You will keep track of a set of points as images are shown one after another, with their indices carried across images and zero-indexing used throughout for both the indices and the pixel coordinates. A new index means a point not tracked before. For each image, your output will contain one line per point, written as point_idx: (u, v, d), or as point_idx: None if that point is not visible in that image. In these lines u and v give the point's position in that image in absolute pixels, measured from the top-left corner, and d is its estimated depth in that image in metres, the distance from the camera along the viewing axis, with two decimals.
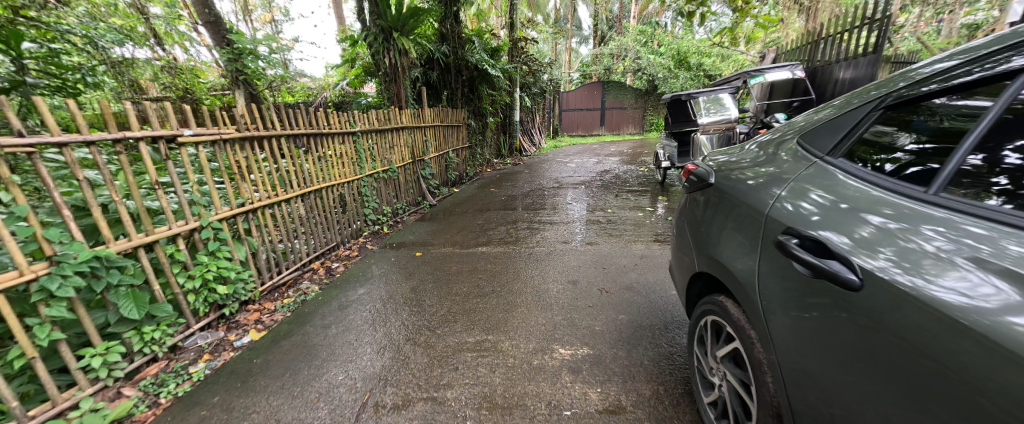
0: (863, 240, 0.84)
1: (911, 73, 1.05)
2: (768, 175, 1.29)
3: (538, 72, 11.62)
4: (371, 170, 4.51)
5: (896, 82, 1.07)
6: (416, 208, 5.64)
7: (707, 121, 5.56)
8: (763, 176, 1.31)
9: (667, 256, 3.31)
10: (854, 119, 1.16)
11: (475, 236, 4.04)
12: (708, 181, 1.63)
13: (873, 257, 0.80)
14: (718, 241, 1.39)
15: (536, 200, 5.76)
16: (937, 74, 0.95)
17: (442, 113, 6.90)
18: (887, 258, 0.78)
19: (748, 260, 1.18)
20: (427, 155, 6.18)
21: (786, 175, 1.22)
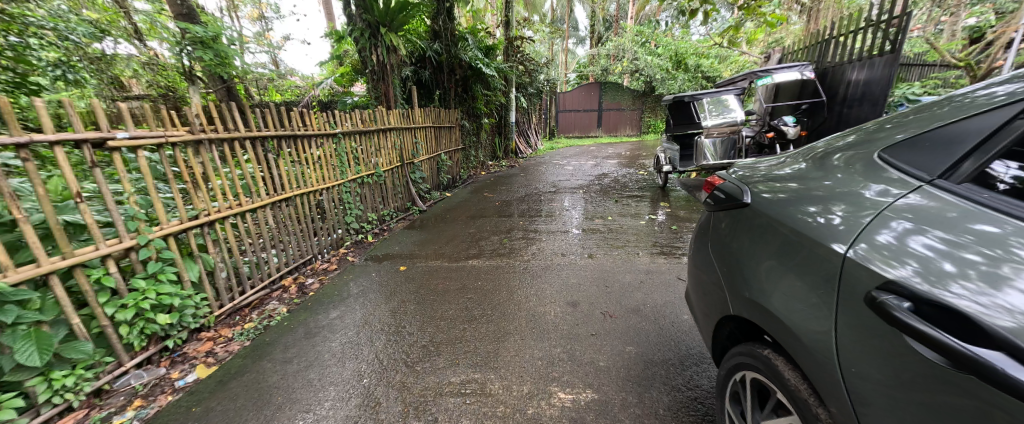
0: (882, 246, 0.83)
1: (952, 99, 1.03)
2: (789, 190, 1.19)
3: (534, 72, 11.35)
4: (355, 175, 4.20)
5: (941, 106, 1.04)
6: (404, 213, 5.33)
7: (711, 123, 5.32)
8: (783, 191, 1.21)
9: (674, 271, 3.03)
10: (878, 137, 1.14)
11: (466, 247, 3.73)
12: (743, 200, 1.32)
13: (894, 266, 0.78)
14: (749, 275, 1.19)
15: (532, 206, 5.46)
16: (978, 101, 0.95)
17: (434, 113, 6.58)
18: (911, 268, 0.76)
19: (786, 294, 1.02)
20: (418, 158, 5.87)
21: (814, 191, 1.11)
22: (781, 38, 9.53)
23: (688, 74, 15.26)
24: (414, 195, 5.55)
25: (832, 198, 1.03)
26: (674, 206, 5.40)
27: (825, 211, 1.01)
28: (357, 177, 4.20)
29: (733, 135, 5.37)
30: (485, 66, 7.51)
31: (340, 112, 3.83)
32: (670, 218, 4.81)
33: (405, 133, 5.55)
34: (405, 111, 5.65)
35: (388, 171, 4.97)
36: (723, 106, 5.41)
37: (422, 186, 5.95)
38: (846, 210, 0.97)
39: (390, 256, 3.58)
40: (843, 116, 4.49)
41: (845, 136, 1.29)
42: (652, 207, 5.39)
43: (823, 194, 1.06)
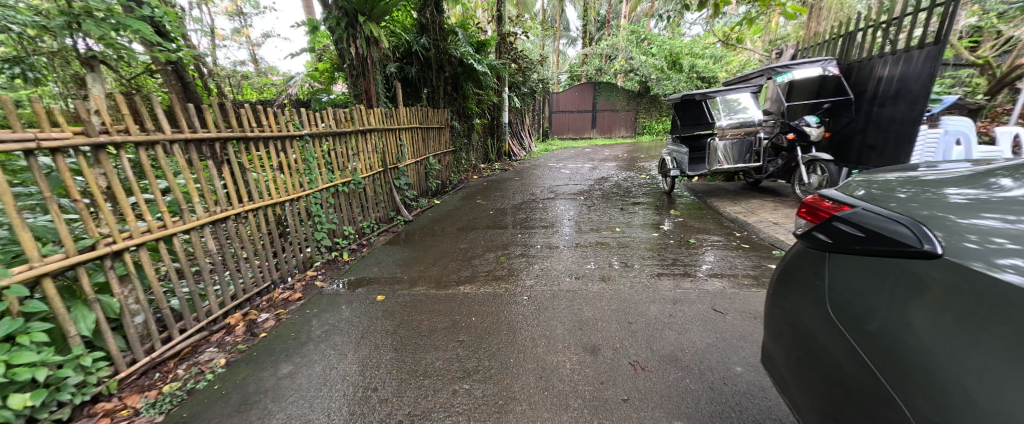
0: (972, 252, 0.77)
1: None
2: (856, 206, 1.10)
3: (527, 71, 10.84)
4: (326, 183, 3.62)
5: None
6: (387, 224, 4.75)
7: (727, 124, 4.88)
8: (848, 206, 1.12)
9: (706, 299, 2.54)
10: (952, 177, 1.08)
11: (457, 268, 3.19)
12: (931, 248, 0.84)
13: (995, 269, 0.72)
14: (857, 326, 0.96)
15: (530, 216, 4.93)
16: None
17: (420, 113, 6.01)
18: (1015, 271, 0.69)
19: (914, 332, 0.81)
20: (402, 162, 5.29)
21: (886, 207, 1.02)
22: (784, 36, 9.18)
23: (681, 74, 15.24)
24: (398, 203, 4.98)
25: (908, 212, 0.95)
26: (685, 214, 4.93)
27: (909, 226, 0.91)
28: (330, 185, 3.63)
29: (748, 136, 4.95)
30: (477, 62, 6.97)
31: (305, 110, 3.25)
32: (684, 228, 4.33)
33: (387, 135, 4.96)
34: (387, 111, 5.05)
35: (367, 178, 4.39)
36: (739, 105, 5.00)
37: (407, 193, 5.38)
38: (925, 224, 0.89)
39: (367, 280, 3.03)
40: (871, 116, 4.09)
41: (908, 175, 1.23)
42: (662, 215, 4.91)
43: (897, 209, 0.98)
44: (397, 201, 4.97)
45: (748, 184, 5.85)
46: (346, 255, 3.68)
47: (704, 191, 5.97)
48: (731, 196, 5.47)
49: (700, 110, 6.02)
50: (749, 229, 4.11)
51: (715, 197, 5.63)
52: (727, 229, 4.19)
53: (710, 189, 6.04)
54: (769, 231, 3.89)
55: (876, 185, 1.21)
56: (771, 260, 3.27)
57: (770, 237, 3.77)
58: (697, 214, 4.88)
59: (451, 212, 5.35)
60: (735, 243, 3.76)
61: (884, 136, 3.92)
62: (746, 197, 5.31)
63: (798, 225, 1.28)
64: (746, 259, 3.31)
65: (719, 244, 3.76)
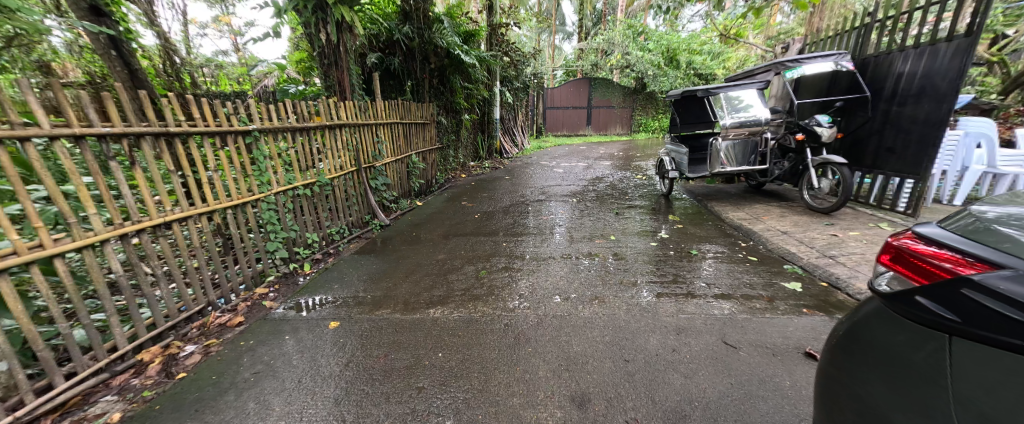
0: None
1: None
2: (959, 245, 0.85)
3: (520, 65, 10.44)
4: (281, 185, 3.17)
5: None
6: (360, 230, 4.33)
7: (731, 122, 4.43)
8: (948, 245, 0.87)
9: (715, 328, 2.17)
10: None
11: (430, 286, 2.80)
12: None
13: None
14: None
15: (518, 221, 4.55)
16: None
17: (401, 107, 5.58)
18: None
19: None
20: (380, 161, 4.86)
21: (1002, 252, 0.78)
22: (787, 31, 8.87)
23: (678, 71, 15.24)
24: (373, 206, 4.56)
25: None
26: (684, 220, 4.57)
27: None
28: (286, 188, 3.19)
29: (754, 136, 4.53)
30: (465, 54, 6.57)
31: (252, 101, 2.81)
32: (684, 236, 3.97)
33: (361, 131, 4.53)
34: (363, 104, 4.61)
35: (336, 179, 3.96)
36: (745, 101, 4.54)
37: (385, 194, 4.95)
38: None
39: (324, 300, 2.63)
40: (889, 115, 3.75)
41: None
42: (660, 221, 4.55)
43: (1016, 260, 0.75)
44: (372, 203, 4.54)
45: (751, 188, 5.50)
46: (306, 267, 3.27)
47: (704, 194, 5.62)
48: (733, 199, 5.12)
49: (700, 108, 5.66)
50: (755, 238, 3.76)
51: (716, 200, 5.28)
52: (731, 238, 3.82)
53: (710, 191, 5.69)
54: (778, 241, 3.54)
55: (1000, 213, 0.93)
56: (784, 276, 2.91)
57: (779, 248, 3.41)
58: (698, 219, 4.52)
59: (433, 215, 4.94)
60: (741, 254, 3.40)
61: (905, 138, 3.58)
62: (749, 201, 4.96)
63: (882, 277, 0.97)
64: (755, 274, 2.95)
65: (724, 255, 3.40)
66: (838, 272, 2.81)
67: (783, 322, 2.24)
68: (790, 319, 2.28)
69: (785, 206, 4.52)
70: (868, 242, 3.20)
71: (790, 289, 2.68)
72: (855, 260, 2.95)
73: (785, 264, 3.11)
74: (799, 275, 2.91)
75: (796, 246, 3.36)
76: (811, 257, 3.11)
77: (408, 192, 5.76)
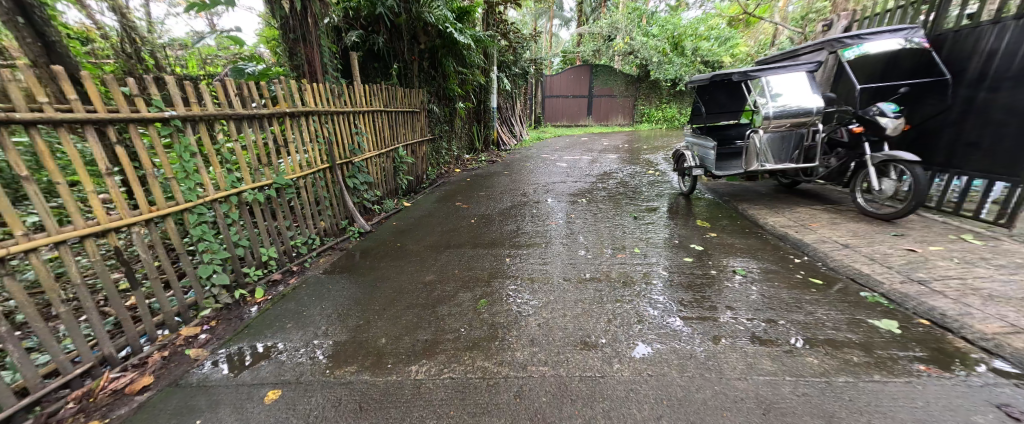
0: None
1: None
2: None
3: (518, 49, 9.66)
4: (217, 190, 2.42)
5: None
6: (334, 239, 3.62)
7: (773, 112, 3.77)
8: None
9: (818, 405, 1.52)
10: None
11: (412, 326, 2.13)
12: None
13: None
14: None
15: (520, 228, 3.87)
16: None
17: (385, 94, 4.84)
18: None
19: None
20: (359, 156, 4.13)
21: None
22: (808, 13, 8.24)
23: (683, 58, 14.70)
24: (351, 209, 3.85)
25: None
26: (715, 226, 3.92)
27: None
28: (225, 194, 2.44)
29: (799, 127, 3.85)
30: (459, 33, 5.81)
31: (170, 78, 2.06)
32: (720, 248, 3.33)
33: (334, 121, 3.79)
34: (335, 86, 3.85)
35: (300, 179, 3.22)
36: (792, 86, 3.84)
37: (366, 193, 4.24)
38: None
39: (268, 349, 1.95)
40: (973, 103, 3.11)
41: None
42: (687, 228, 3.90)
43: None
44: (348, 206, 3.82)
45: (784, 186, 4.86)
46: (258, 293, 2.56)
47: (730, 194, 4.97)
48: (766, 201, 4.48)
49: (726, 95, 5.00)
50: (808, 252, 3.12)
51: (745, 202, 4.62)
52: (778, 251, 3.19)
53: (736, 191, 5.04)
54: (841, 258, 2.90)
55: None
56: (867, 308, 2.27)
57: (845, 267, 2.77)
58: (731, 226, 3.88)
59: (422, 219, 4.24)
60: (798, 274, 2.77)
61: (997, 131, 2.93)
62: (786, 203, 4.31)
63: None
64: (828, 304, 2.32)
65: (778, 275, 2.75)
66: (940, 306, 2.18)
67: (904, 391, 1.59)
68: (910, 385, 1.63)
69: (831, 210, 3.89)
70: (961, 262, 2.57)
71: (884, 330, 2.04)
72: (954, 287, 2.33)
73: (860, 291, 2.48)
74: (885, 307, 2.28)
75: (867, 265, 2.73)
76: (893, 281, 2.48)
77: (394, 191, 5.04)
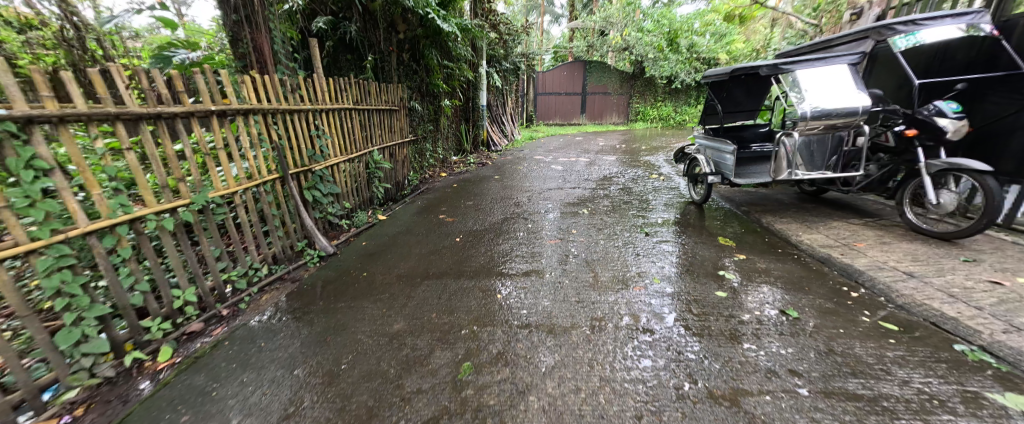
0: None
1: None
2: None
3: (509, 42, 9.04)
4: (94, 219, 1.72)
5: None
6: (288, 265, 2.92)
7: (813, 113, 3.20)
8: None
9: None
10: None
11: (364, 416, 1.50)
12: None
13: None
14: None
15: (515, 250, 3.23)
16: None
17: (353, 89, 4.14)
18: None
19: None
20: (321, 162, 3.43)
21: None
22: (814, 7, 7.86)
23: (679, 54, 14.32)
24: (311, 228, 3.16)
25: None
26: (741, 245, 3.38)
27: None
28: (107, 224, 1.74)
29: (839, 130, 3.30)
30: (443, 20, 5.10)
31: None
32: (755, 274, 2.77)
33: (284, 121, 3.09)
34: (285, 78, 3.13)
35: (236, 195, 2.52)
36: (831, 81, 3.27)
37: (332, 207, 3.58)
38: None
39: None
40: None
41: None
42: (709, 247, 3.34)
43: None
44: (307, 224, 3.13)
45: (809, 195, 4.36)
46: (162, 355, 1.86)
47: (749, 203, 4.43)
48: (792, 213, 3.95)
49: (743, 92, 4.53)
50: (864, 283, 2.58)
51: (769, 213, 4.09)
52: (828, 281, 2.64)
53: (755, 199, 4.51)
54: (911, 293, 2.36)
55: None
56: (974, 372, 1.72)
57: (920, 306, 2.23)
58: (760, 246, 3.33)
59: (398, 236, 3.57)
60: (863, 315, 2.22)
61: None
62: (817, 216, 3.78)
63: None
64: (923, 366, 1.76)
65: (838, 317, 2.20)
66: None
67: None
68: None
69: (874, 226, 3.37)
70: None
71: (1018, 413, 1.48)
72: None
73: (953, 342, 1.93)
74: (998, 371, 1.72)
75: (949, 304, 2.19)
76: (993, 330, 1.94)
77: (368, 202, 4.37)
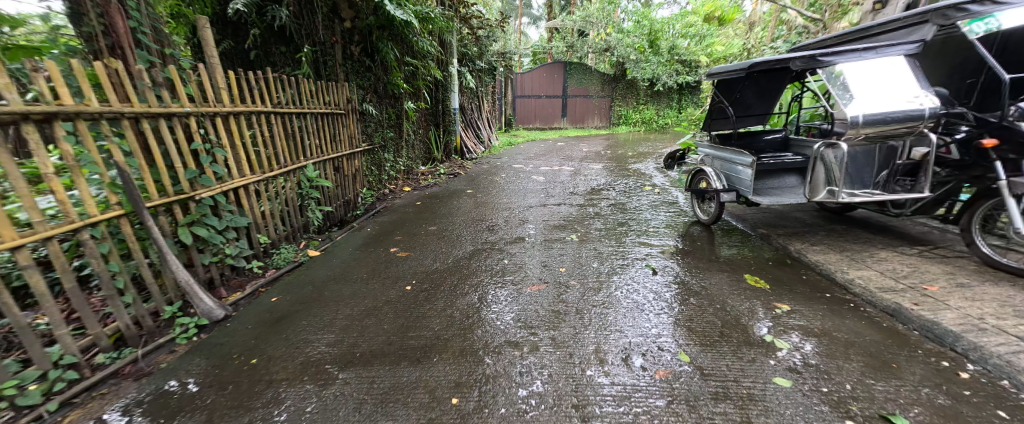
0: None
1: None
2: None
3: (483, 39, 8.24)
4: None
5: None
6: (138, 348, 1.92)
7: (867, 117, 2.50)
8: None
9: None
10: None
11: None
12: None
13: None
14: None
15: (484, 307, 2.34)
16: None
17: (272, 87, 3.16)
18: None
19: None
20: (212, 186, 2.45)
21: None
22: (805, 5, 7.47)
23: (660, 56, 13.99)
24: (187, 284, 2.16)
25: None
26: (777, 286, 2.62)
27: None
28: None
29: (888, 139, 2.66)
30: (398, 6, 4.20)
31: None
32: (814, 341, 2.00)
33: (140, 130, 2.09)
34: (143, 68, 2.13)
35: (19, 253, 1.51)
36: (879, 76, 2.61)
37: (235, 247, 2.62)
38: None
39: None
40: None
41: None
42: (737, 290, 2.56)
43: None
44: (182, 280, 2.14)
45: (834, 213, 3.76)
46: None
47: (766, 225, 3.73)
48: (823, 239, 3.26)
49: (754, 94, 3.90)
50: (965, 354, 1.86)
51: (794, 238, 3.39)
52: (914, 351, 1.92)
53: (771, 219, 3.82)
54: None
55: None
56: None
57: None
58: (801, 288, 2.59)
59: (326, 283, 2.61)
60: (998, 421, 1.48)
61: None
62: (856, 244, 3.10)
63: None
64: None
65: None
66: None
67: None
68: None
69: (934, 259, 2.70)
70: None
71: None
72: None
73: None
74: None
75: None
76: None
77: (299, 232, 3.41)
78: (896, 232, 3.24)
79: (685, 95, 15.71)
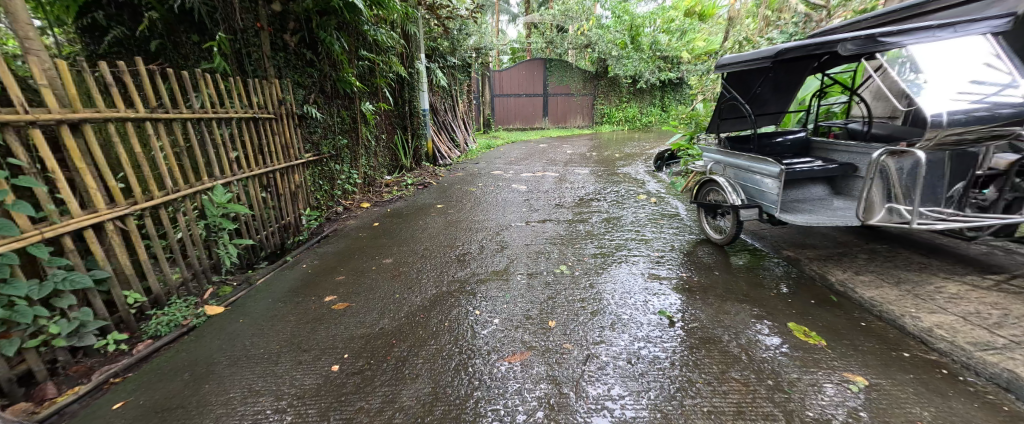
0: None
1: None
2: None
3: (453, 33, 7.44)
4: None
5: None
6: None
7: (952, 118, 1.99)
8: None
9: None
10: None
11: None
12: None
13: None
14: None
15: (440, 403, 1.58)
16: None
17: (159, 84, 2.29)
18: None
19: None
20: (27, 233, 1.59)
21: None
22: None
23: (642, 53, 13.49)
24: None
25: None
26: (837, 342, 1.99)
27: None
28: None
29: (965, 146, 2.07)
30: None
31: None
32: None
33: None
34: None
35: None
36: (956, 65, 2.14)
37: (73, 320, 1.72)
38: None
39: None
40: None
41: None
42: (788, 352, 1.91)
43: None
44: None
45: (867, 229, 3.20)
46: None
47: (792, 246, 3.14)
48: (867, 266, 2.68)
49: (770, 89, 3.32)
50: None
51: (832, 264, 2.79)
52: None
53: (796, 239, 3.23)
54: None
55: None
56: None
57: None
58: (867, 343, 1.98)
59: (213, 366, 1.79)
60: None
61: None
62: (910, 273, 2.53)
63: None
64: None
65: None
66: None
67: None
68: None
69: (1021, 297, 2.14)
70: None
71: None
72: None
73: None
74: None
75: None
76: None
77: (207, 277, 2.58)
78: (953, 255, 2.69)
79: (668, 92, 15.30)
